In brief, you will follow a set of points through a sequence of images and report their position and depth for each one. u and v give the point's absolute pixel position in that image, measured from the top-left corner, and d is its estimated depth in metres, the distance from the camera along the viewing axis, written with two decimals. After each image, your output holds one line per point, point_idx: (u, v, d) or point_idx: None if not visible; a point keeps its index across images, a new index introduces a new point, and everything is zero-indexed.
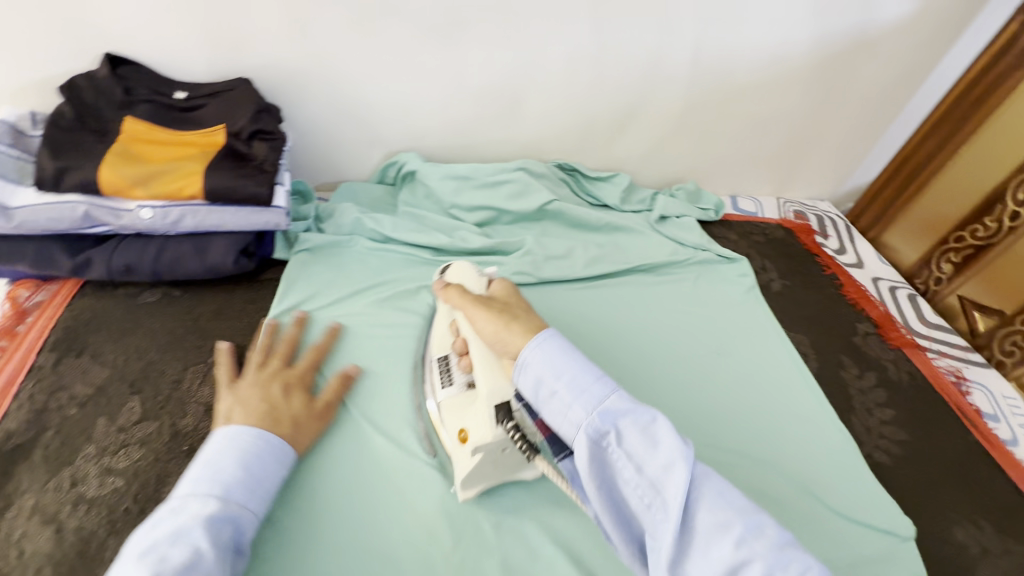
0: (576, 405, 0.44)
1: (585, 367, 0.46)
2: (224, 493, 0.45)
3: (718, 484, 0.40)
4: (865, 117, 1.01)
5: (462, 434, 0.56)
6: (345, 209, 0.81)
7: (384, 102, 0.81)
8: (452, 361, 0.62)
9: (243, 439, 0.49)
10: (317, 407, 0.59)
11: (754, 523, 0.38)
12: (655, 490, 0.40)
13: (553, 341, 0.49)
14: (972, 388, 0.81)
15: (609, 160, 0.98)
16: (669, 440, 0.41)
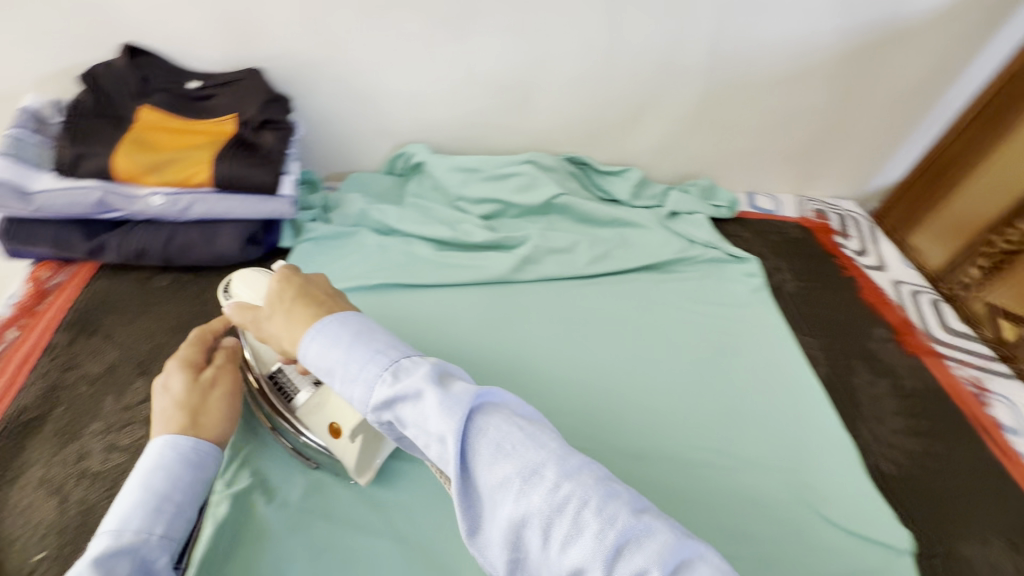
0: (356, 391, 0.40)
1: (361, 346, 0.41)
2: (120, 524, 0.41)
3: (500, 430, 0.36)
4: (894, 114, 0.97)
5: (333, 427, 0.55)
6: (352, 199, 0.82)
7: (394, 93, 0.81)
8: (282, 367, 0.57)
9: (148, 458, 0.45)
10: (207, 380, 0.50)
11: (530, 472, 0.35)
12: (439, 460, 0.38)
13: (323, 331, 0.43)
14: (995, 400, 0.78)
15: (621, 155, 0.96)
16: (433, 413, 0.36)
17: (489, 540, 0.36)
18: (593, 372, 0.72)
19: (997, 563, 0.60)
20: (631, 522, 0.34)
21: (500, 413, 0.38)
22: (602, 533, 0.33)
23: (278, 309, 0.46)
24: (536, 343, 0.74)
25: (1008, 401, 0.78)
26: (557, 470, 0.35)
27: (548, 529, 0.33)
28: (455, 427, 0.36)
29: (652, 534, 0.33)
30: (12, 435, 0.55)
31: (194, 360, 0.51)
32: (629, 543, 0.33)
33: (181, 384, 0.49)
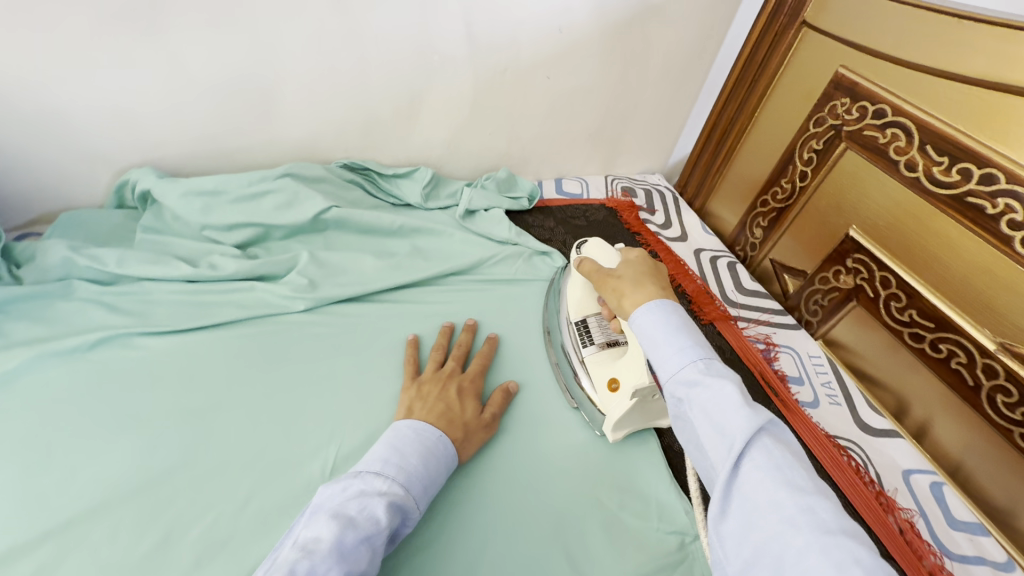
0: (664, 367, 0.42)
1: (676, 332, 0.43)
2: (406, 485, 0.46)
3: (784, 458, 0.34)
4: (672, 86, 0.99)
5: (615, 382, 0.64)
6: (51, 246, 0.66)
7: (87, 112, 0.66)
8: (591, 320, 0.71)
9: (424, 435, 0.52)
10: (485, 418, 0.61)
11: (812, 514, 0.31)
12: (713, 457, 0.36)
13: (656, 311, 0.46)
14: (780, 353, 0.82)
15: (408, 155, 0.89)
16: (731, 402, 0.36)
17: (728, 550, 0.33)
18: (377, 403, 0.64)
19: None
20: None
21: (776, 440, 0.36)
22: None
23: (634, 277, 0.53)
24: (308, 379, 0.65)
25: (792, 351, 0.82)
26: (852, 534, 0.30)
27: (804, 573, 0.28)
28: (752, 425, 0.35)
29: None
30: None
31: (475, 389, 0.63)
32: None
33: (471, 411, 0.60)
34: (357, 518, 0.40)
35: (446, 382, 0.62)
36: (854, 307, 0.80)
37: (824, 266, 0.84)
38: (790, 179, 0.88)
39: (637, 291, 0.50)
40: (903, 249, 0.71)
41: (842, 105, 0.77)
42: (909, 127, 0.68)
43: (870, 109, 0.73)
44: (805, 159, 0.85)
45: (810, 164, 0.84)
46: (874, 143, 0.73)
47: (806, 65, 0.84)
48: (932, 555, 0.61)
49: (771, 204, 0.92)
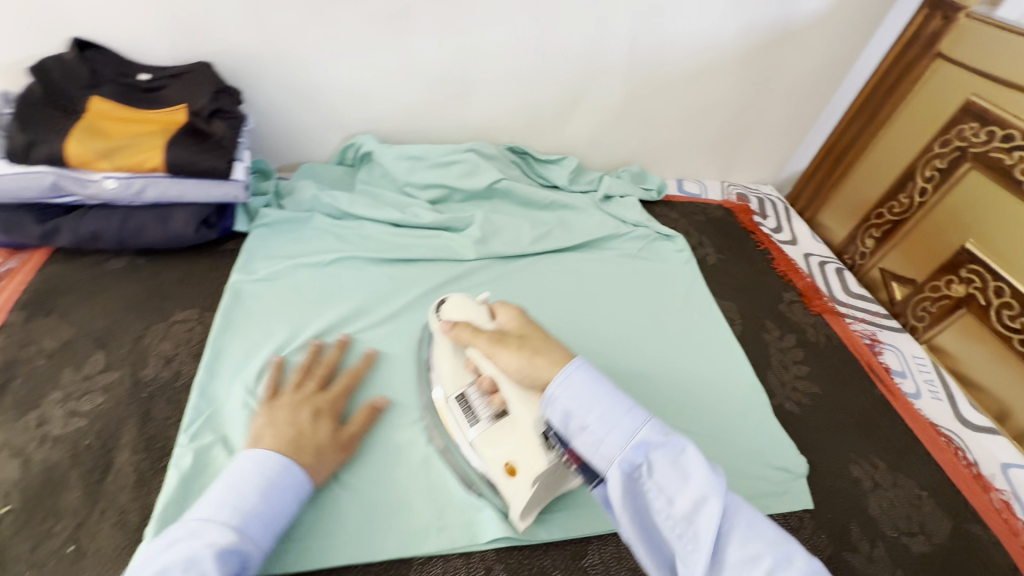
0: (609, 439, 0.45)
1: (617, 397, 0.47)
2: (241, 525, 0.46)
3: (749, 512, 0.43)
4: (798, 105, 1.09)
5: (509, 466, 0.57)
6: (304, 186, 0.87)
7: (339, 86, 0.87)
8: (470, 392, 0.61)
9: (267, 465, 0.51)
10: (342, 440, 0.60)
11: (783, 553, 0.40)
12: (686, 519, 0.42)
13: (581, 372, 0.49)
14: (885, 349, 0.89)
15: (558, 145, 1.05)
16: (698, 471, 0.43)
17: None
18: None
19: (881, 479, 0.70)
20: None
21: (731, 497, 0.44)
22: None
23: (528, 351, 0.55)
24: None
25: (896, 349, 0.90)
26: (806, 562, 0.40)
27: None
28: (717, 484, 0.42)
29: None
30: None
31: (333, 413, 0.61)
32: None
33: (326, 431, 0.58)
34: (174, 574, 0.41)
35: (301, 404, 0.60)
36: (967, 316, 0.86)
37: (936, 276, 0.90)
38: (908, 195, 0.96)
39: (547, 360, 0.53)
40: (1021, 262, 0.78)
41: (971, 129, 0.85)
42: None
43: (999, 134, 0.81)
44: (926, 178, 0.92)
45: (931, 181, 0.91)
46: (1002, 164, 0.80)
47: (935, 92, 0.92)
48: None
49: (887, 217, 1.00)
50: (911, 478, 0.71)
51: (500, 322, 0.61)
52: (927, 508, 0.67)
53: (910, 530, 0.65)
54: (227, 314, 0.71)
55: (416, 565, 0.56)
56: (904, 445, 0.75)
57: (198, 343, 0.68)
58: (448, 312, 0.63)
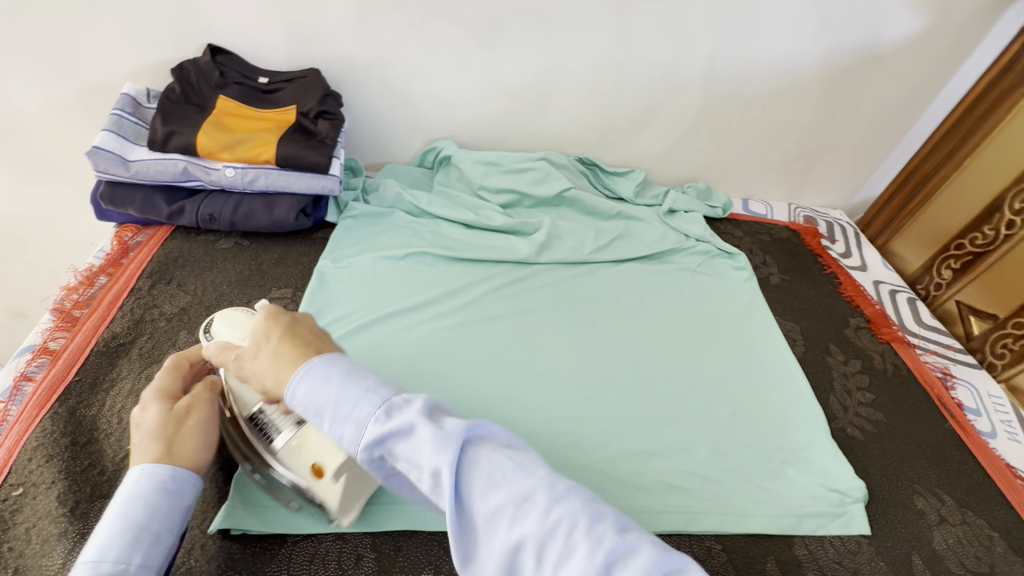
0: (344, 433, 0.38)
1: (347, 386, 0.39)
2: (97, 554, 0.40)
3: (491, 459, 0.36)
4: (879, 129, 1.07)
5: (316, 468, 0.52)
6: (389, 184, 0.95)
7: (429, 94, 0.94)
8: (265, 410, 0.54)
9: (122, 487, 0.44)
10: (178, 411, 0.50)
11: (524, 497, 0.34)
12: (433, 497, 0.36)
13: (312, 371, 0.40)
14: (958, 384, 0.86)
15: (627, 158, 1.08)
16: (428, 444, 0.35)
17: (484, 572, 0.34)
18: (595, 341, 0.81)
19: (947, 515, 0.67)
20: (619, 539, 0.33)
21: (480, 445, 0.37)
22: (593, 554, 0.32)
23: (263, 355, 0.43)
24: (547, 311, 0.84)
25: (971, 386, 0.86)
26: (547, 492, 0.35)
27: (543, 555, 0.33)
28: (446, 449, 0.35)
29: (622, 553, 0.33)
30: (107, 354, 0.66)
31: (173, 394, 0.52)
32: (615, 561, 0.33)
33: (157, 416, 0.50)
34: None
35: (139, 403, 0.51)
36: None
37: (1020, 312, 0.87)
38: (994, 227, 0.92)
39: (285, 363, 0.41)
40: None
41: None
42: None
43: None
44: (1016, 210, 0.89)
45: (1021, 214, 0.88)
46: None
47: None
48: None
49: (968, 248, 0.96)
50: (981, 517, 0.68)
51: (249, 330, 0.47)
52: (998, 549, 0.65)
53: (980, 570, 0.62)
54: (314, 296, 0.77)
55: None
56: (975, 483, 0.72)
57: None
58: (217, 329, 0.57)
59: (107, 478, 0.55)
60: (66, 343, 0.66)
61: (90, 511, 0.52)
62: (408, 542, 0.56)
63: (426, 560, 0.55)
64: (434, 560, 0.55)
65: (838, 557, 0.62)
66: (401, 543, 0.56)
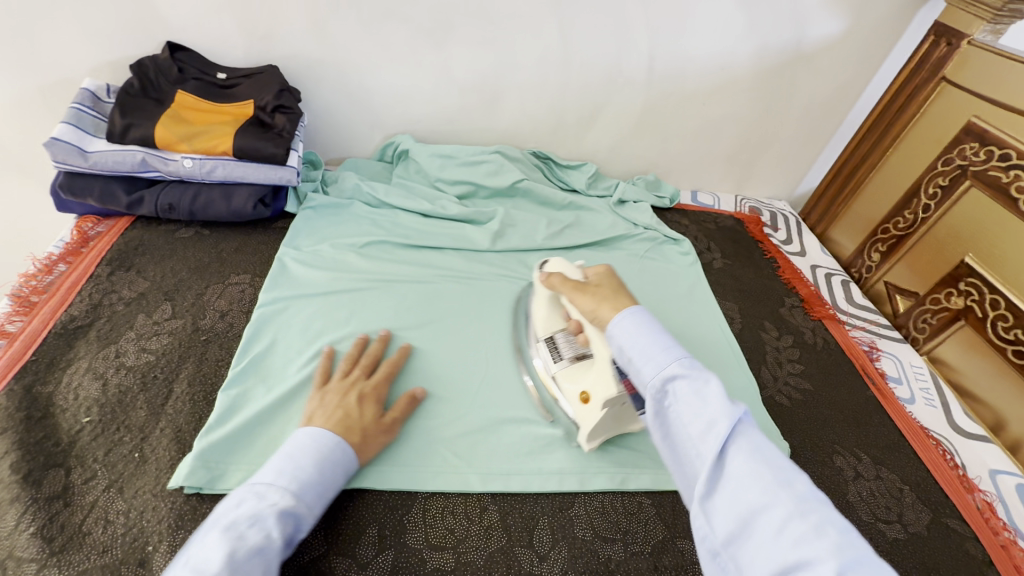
0: (645, 368, 0.52)
1: (662, 339, 0.54)
2: (299, 492, 0.50)
3: (761, 440, 0.45)
4: (814, 123, 1.14)
5: (585, 395, 0.66)
6: (347, 176, 0.98)
7: (384, 90, 0.98)
8: (558, 337, 0.73)
9: (322, 442, 0.55)
10: (384, 422, 0.63)
11: (784, 479, 0.42)
12: (700, 441, 0.46)
13: (635, 317, 0.57)
14: (883, 356, 0.93)
15: (579, 152, 1.13)
16: (717, 400, 0.46)
17: (720, 508, 0.43)
18: None
19: (863, 471, 0.73)
20: (868, 554, 0.37)
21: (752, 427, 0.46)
22: (840, 548, 0.37)
23: (604, 290, 0.64)
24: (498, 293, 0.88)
25: (895, 358, 0.93)
26: (806, 487, 0.41)
27: (787, 522, 0.39)
28: (729, 410, 0.45)
29: (864, 562, 0.36)
30: (65, 336, 0.69)
31: (380, 394, 0.65)
32: (857, 562, 0.36)
33: (371, 414, 0.62)
34: (247, 532, 0.45)
35: (348, 389, 0.63)
36: (965, 325, 0.89)
37: (937, 288, 0.94)
38: (913, 211, 0.99)
39: (620, 302, 0.61)
40: (1012, 274, 0.81)
41: (971, 149, 0.89)
42: None
43: (997, 153, 0.85)
44: (930, 195, 0.96)
45: (935, 198, 0.95)
46: (1000, 182, 0.84)
47: (941, 114, 0.96)
48: (1006, 532, 0.69)
49: (892, 232, 1.04)
50: (894, 472, 0.74)
51: (586, 275, 0.70)
52: (907, 500, 0.70)
53: (888, 518, 0.68)
54: (272, 280, 0.80)
55: (422, 499, 0.61)
56: (891, 443, 0.78)
57: (248, 302, 0.78)
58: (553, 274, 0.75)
59: (62, 449, 0.58)
60: (23, 326, 0.68)
61: (43, 479, 0.55)
62: (354, 503, 0.59)
63: (371, 518, 0.58)
64: (378, 517, 0.58)
65: None
66: (348, 503, 0.59)
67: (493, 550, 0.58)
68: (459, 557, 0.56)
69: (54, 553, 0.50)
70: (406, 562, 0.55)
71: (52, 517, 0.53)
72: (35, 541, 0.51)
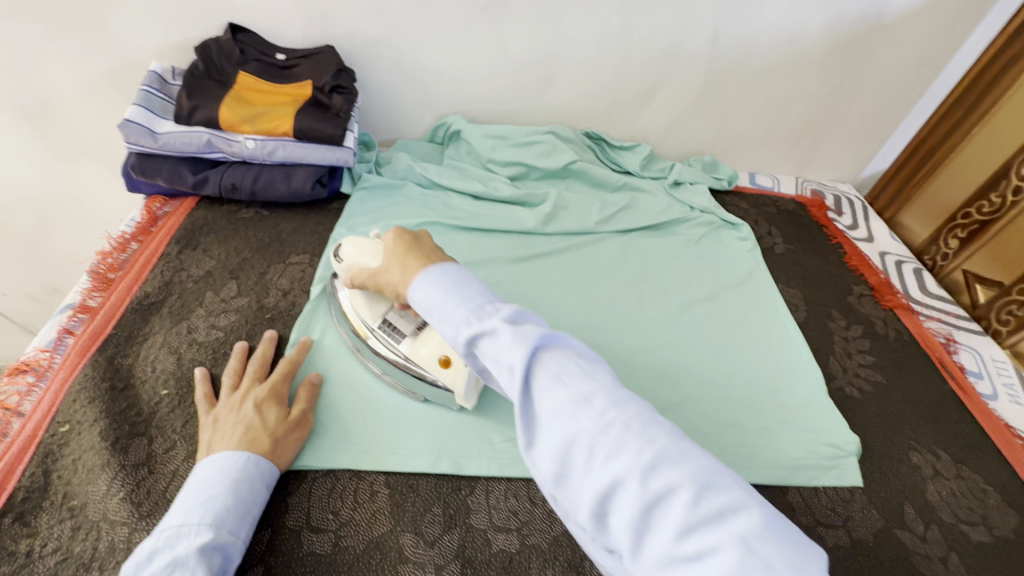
0: (448, 328, 0.44)
1: (450, 295, 0.44)
2: (218, 522, 0.48)
3: (562, 361, 0.38)
4: (886, 100, 1.06)
5: (443, 357, 0.60)
6: (400, 157, 0.98)
7: (438, 70, 0.97)
8: (389, 315, 0.64)
9: (232, 464, 0.52)
10: (292, 418, 0.59)
11: (582, 399, 0.36)
12: (509, 391, 0.39)
13: (433, 274, 0.47)
14: (961, 349, 0.87)
15: (633, 132, 1.10)
16: (507, 344, 0.38)
17: (542, 453, 0.37)
18: (599, 304, 0.84)
19: (942, 469, 0.69)
20: (668, 447, 0.34)
21: (556, 353, 0.39)
22: (640, 452, 0.34)
23: (394, 257, 0.54)
24: (552, 277, 0.87)
25: (974, 351, 0.87)
26: (608, 399, 0.36)
27: (597, 447, 0.35)
28: (525, 354, 0.37)
29: (666, 453, 0.34)
30: (141, 311, 0.71)
31: (280, 395, 0.61)
32: (658, 453, 0.34)
33: (274, 418, 0.58)
34: None
35: (242, 400, 0.59)
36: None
37: None
38: (1000, 194, 0.93)
39: (411, 261, 0.51)
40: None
41: None
42: None
43: None
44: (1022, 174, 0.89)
45: None
46: None
47: None
48: None
49: (975, 217, 0.97)
50: (977, 473, 0.69)
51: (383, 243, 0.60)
52: (992, 501, 0.66)
53: (973, 521, 0.64)
54: (330, 261, 0.82)
55: (484, 481, 0.61)
56: (973, 441, 0.73)
57: (308, 281, 0.80)
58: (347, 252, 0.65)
59: (143, 419, 0.60)
60: (102, 301, 0.71)
61: (129, 447, 0.58)
62: (419, 481, 0.60)
63: (435, 496, 0.59)
64: (443, 498, 0.59)
65: (831, 505, 0.64)
66: (413, 481, 0.60)
67: (557, 533, 0.57)
68: (523, 540, 0.56)
69: (143, 517, 0.53)
70: (471, 542, 0.56)
71: (139, 483, 0.55)
72: (125, 504, 0.53)
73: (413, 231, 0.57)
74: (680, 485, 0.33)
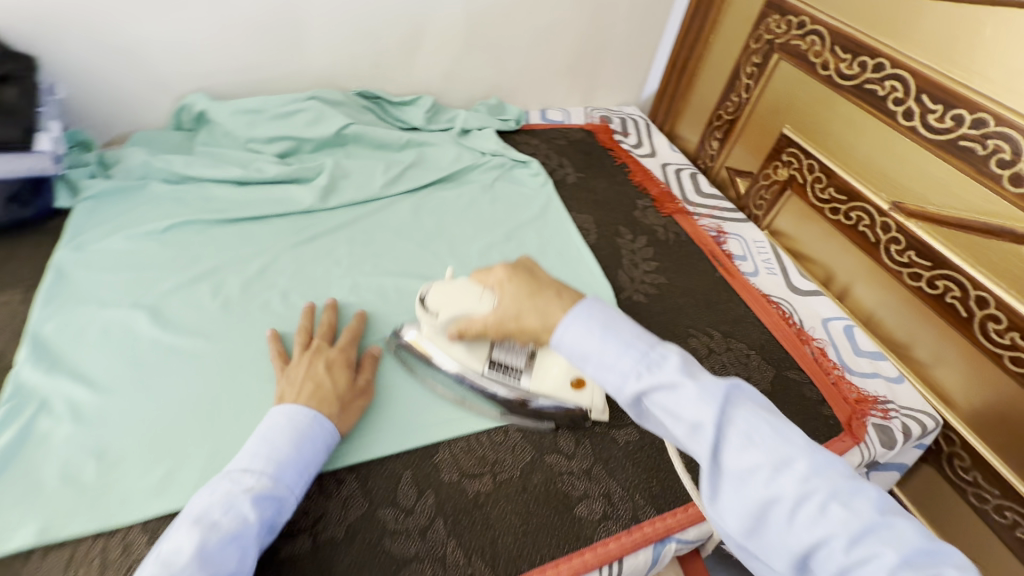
0: (609, 379, 0.44)
1: (612, 335, 0.45)
2: (275, 474, 0.48)
3: (749, 419, 0.40)
4: (642, 18, 1.12)
5: (575, 380, 0.63)
6: (133, 153, 0.83)
7: (154, 44, 0.83)
8: (497, 354, 0.64)
9: (300, 420, 0.52)
10: (358, 386, 0.62)
11: (783, 462, 0.38)
12: (687, 442, 0.42)
13: (580, 317, 0.46)
14: (730, 238, 0.97)
15: (411, 84, 1.04)
16: (693, 400, 0.40)
17: (723, 507, 0.39)
18: (392, 270, 0.80)
19: (714, 346, 0.77)
20: (875, 517, 0.36)
21: (741, 409, 0.40)
22: (848, 522, 0.35)
23: (523, 300, 0.50)
24: (339, 252, 0.81)
25: (740, 238, 0.98)
26: (807, 463, 0.37)
27: (799, 506, 0.36)
28: (714, 412, 0.39)
29: (870, 525, 0.35)
30: None
31: (348, 363, 0.63)
32: (839, 498, 0.36)
33: (344, 383, 0.60)
34: (219, 522, 0.44)
35: (314, 358, 0.61)
36: (926, 309, 0.77)
37: (767, 164, 0.99)
38: (738, 93, 1.03)
39: (552, 306, 0.48)
40: (959, 234, 0.70)
41: (775, 21, 0.93)
42: (824, 33, 0.84)
43: (795, 22, 0.90)
44: (749, 74, 1.00)
45: (752, 77, 0.99)
46: (801, 50, 0.89)
47: None
48: (837, 371, 0.77)
49: (725, 118, 1.07)
50: (742, 341, 0.79)
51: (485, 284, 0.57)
52: (754, 363, 0.76)
53: None
54: (49, 292, 0.68)
55: None
56: (738, 315, 0.83)
57: (23, 323, 0.66)
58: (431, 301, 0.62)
59: None
60: None
61: None
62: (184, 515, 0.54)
63: None
64: None
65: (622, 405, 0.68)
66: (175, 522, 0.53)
67: (352, 520, 0.54)
68: (314, 539, 0.52)
69: None
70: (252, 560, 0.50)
71: None
72: None
73: (522, 264, 0.54)
74: (890, 553, 0.34)
